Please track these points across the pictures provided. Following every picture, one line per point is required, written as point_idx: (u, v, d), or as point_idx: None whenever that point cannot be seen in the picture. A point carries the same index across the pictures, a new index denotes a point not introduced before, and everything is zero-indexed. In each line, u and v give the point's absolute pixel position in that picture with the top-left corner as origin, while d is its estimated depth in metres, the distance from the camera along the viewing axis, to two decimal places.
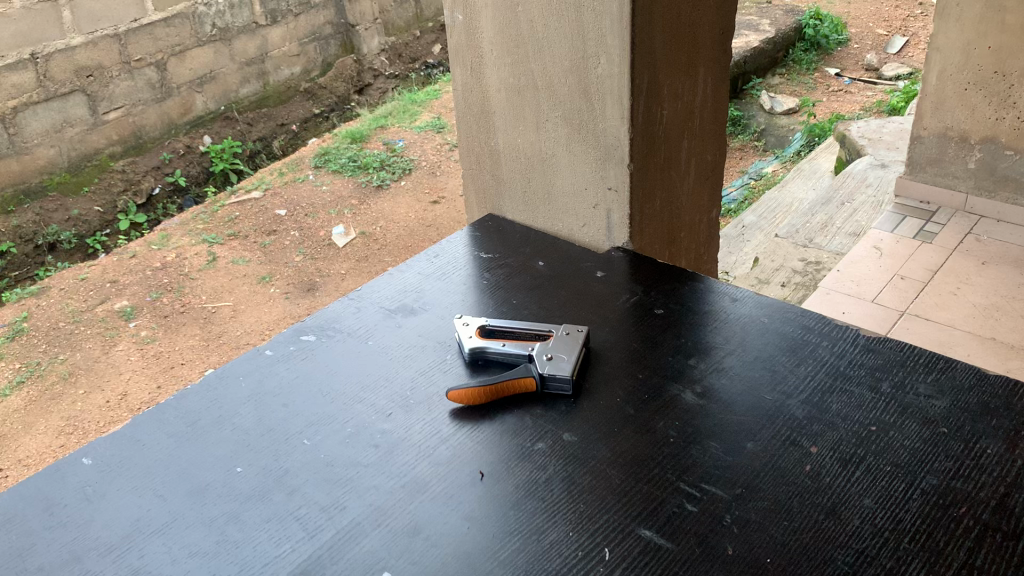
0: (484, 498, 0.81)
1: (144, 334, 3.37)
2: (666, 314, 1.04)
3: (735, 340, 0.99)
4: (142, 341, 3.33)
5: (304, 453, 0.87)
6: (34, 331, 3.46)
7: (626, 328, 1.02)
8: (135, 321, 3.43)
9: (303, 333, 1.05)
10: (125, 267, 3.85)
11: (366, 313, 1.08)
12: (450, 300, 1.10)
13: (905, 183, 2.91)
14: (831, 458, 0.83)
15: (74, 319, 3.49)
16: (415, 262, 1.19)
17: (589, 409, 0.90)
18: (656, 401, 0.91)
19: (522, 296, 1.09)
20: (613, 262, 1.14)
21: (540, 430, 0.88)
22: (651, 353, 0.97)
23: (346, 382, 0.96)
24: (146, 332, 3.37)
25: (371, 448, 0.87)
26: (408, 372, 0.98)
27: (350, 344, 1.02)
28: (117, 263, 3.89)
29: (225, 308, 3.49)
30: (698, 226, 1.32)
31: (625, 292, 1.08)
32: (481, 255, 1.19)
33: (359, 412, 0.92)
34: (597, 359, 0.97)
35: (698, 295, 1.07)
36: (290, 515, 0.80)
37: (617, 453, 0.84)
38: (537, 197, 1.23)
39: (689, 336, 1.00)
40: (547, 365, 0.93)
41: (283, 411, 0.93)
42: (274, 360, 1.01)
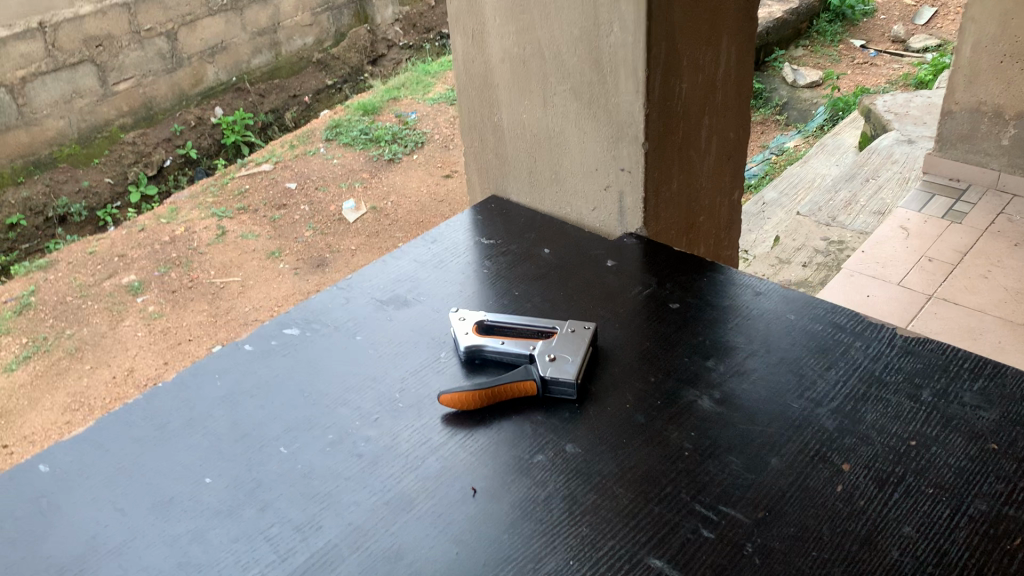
0: (476, 519, 0.72)
1: (151, 310, 3.31)
2: (682, 309, 0.95)
3: (758, 340, 0.90)
4: (149, 317, 3.27)
5: (280, 462, 0.80)
6: (42, 305, 3.41)
7: (638, 325, 0.93)
8: (143, 296, 3.37)
9: (286, 326, 0.97)
10: (133, 241, 3.78)
11: (355, 304, 1.00)
12: (447, 291, 1.01)
13: (934, 160, 2.78)
14: (866, 478, 0.74)
15: (82, 294, 3.43)
16: (410, 248, 1.10)
17: (594, 416, 0.82)
18: (669, 409, 0.82)
19: (525, 287, 1.00)
20: (625, 251, 1.05)
21: (541, 440, 0.80)
22: (665, 354, 0.88)
23: (329, 383, 0.88)
24: (153, 307, 3.31)
25: (353, 458, 0.79)
26: (398, 371, 0.89)
27: (336, 341, 0.94)
28: (126, 237, 3.83)
29: (233, 283, 3.42)
30: (719, 211, 1.22)
31: (638, 284, 0.99)
32: (482, 241, 1.10)
33: (342, 417, 0.84)
34: (605, 359, 0.88)
35: (717, 289, 0.98)
36: (260, 535, 0.73)
37: (625, 468, 0.76)
38: (544, 178, 1.14)
39: (707, 335, 0.91)
40: (550, 367, 0.84)
41: (259, 414, 0.85)
42: (254, 356, 0.93)
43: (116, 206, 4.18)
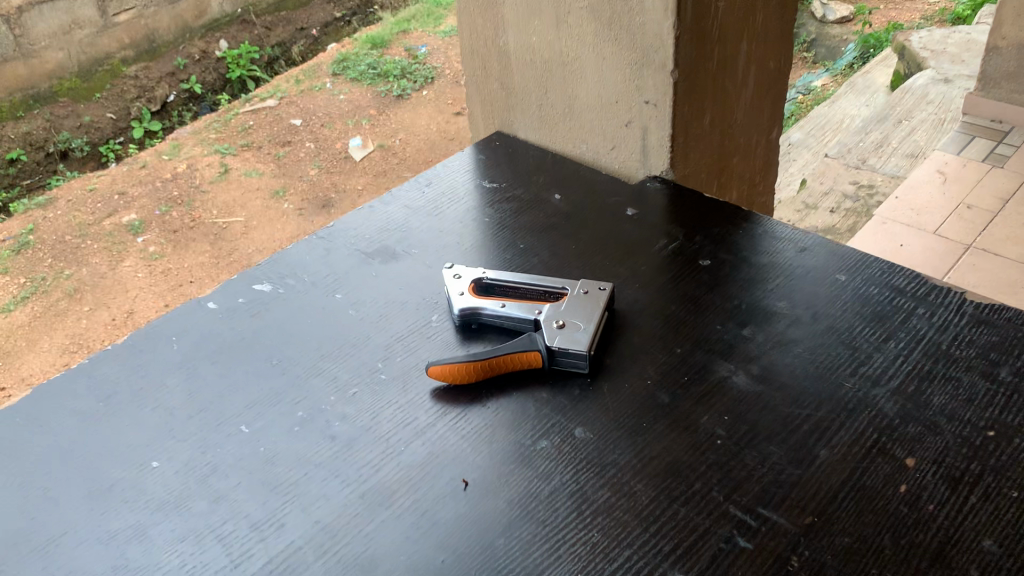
0: (465, 519, 0.61)
1: (152, 250, 3.19)
2: (713, 267, 0.82)
3: (803, 305, 0.77)
4: (150, 258, 3.15)
5: (239, 444, 0.68)
6: (40, 245, 3.30)
7: (661, 285, 0.80)
8: (144, 236, 3.26)
9: (257, 281, 0.85)
10: (134, 178, 3.65)
11: (337, 257, 0.87)
12: (442, 242, 0.88)
13: (976, 101, 2.61)
14: (935, 476, 0.61)
15: (81, 232, 3.31)
16: (402, 191, 0.97)
17: (609, 394, 0.69)
18: (697, 387, 0.69)
19: (532, 239, 0.87)
20: (647, 198, 0.92)
21: (546, 422, 0.67)
22: (693, 320, 0.76)
23: (302, 349, 0.76)
24: (154, 247, 3.19)
25: (325, 441, 0.67)
26: (382, 337, 0.77)
27: (312, 299, 0.82)
28: (126, 173, 3.70)
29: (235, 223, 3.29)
30: (755, 152, 1.08)
31: (662, 237, 0.86)
32: (484, 185, 0.97)
33: (314, 390, 0.72)
34: (623, 325, 0.76)
35: (754, 243, 0.84)
36: (210, 533, 0.62)
37: (645, 459, 0.64)
38: (556, 112, 1.00)
39: (743, 298, 0.78)
40: (557, 336, 0.72)
41: (220, 385, 0.74)
42: (218, 316, 0.81)
43: (118, 141, 4.04)
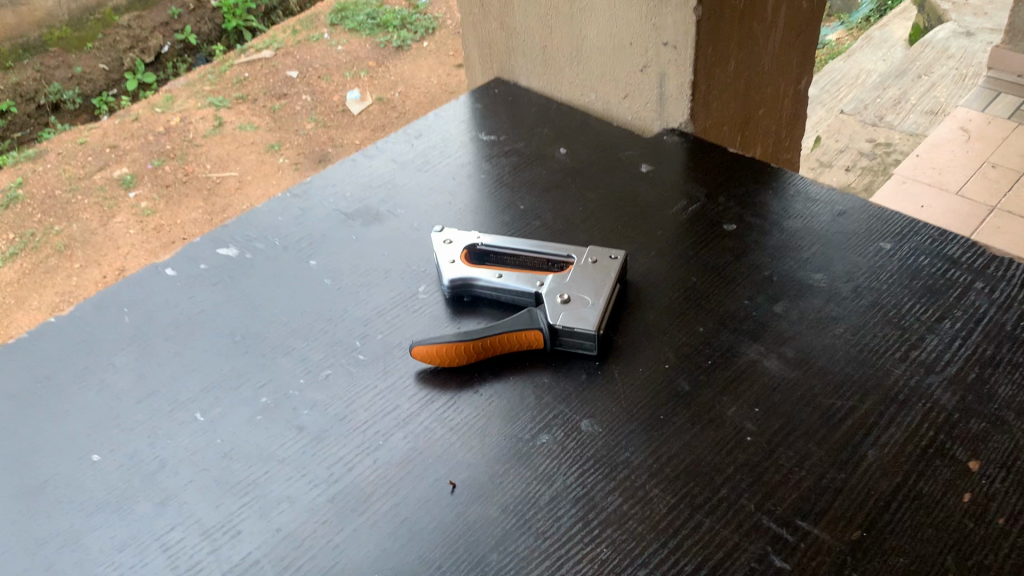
0: (451, 529, 0.52)
1: (144, 206, 2.94)
2: (739, 233, 0.72)
3: (843, 277, 0.67)
4: (142, 214, 2.91)
5: (193, 435, 0.59)
6: (29, 199, 3.07)
7: (681, 253, 0.70)
8: (134, 189, 3.04)
9: (222, 245, 0.75)
10: (126, 130, 3.40)
11: (313, 218, 0.77)
12: (432, 201, 0.78)
13: (1003, 55, 2.47)
14: (1004, 483, 0.52)
15: (70, 186, 3.07)
16: (388, 142, 0.87)
17: (621, 380, 0.60)
18: (723, 373, 0.60)
19: (533, 198, 0.77)
20: (664, 153, 0.82)
21: (547, 412, 0.58)
22: (717, 294, 0.66)
23: (269, 324, 0.67)
24: (146, 201, 2.96)
25: (292, 432, 0.58)
26: (361, 310, 0.67)
27: (283, 267, 0.72)
28: (118, 125, 3.46)
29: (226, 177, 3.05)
30: (783, 104, 0.96)
31: (681, 197, 0.76)
32: (481, 139, 0.86)
33: (281, 372, 0.63)
34: (637, 299, 0.66)
35: (786, 206, 0.74)
36: (155, 542, 0.53)
37: (663, 458, 0.55)
38: (561, 56, 0.89)
39: (774, 269, 0.68)
40: (561, 312, 0.62)
41: (174, 365, 0.64)
42: (176, 284, 0.71)
43: (109, 93, 3.75)
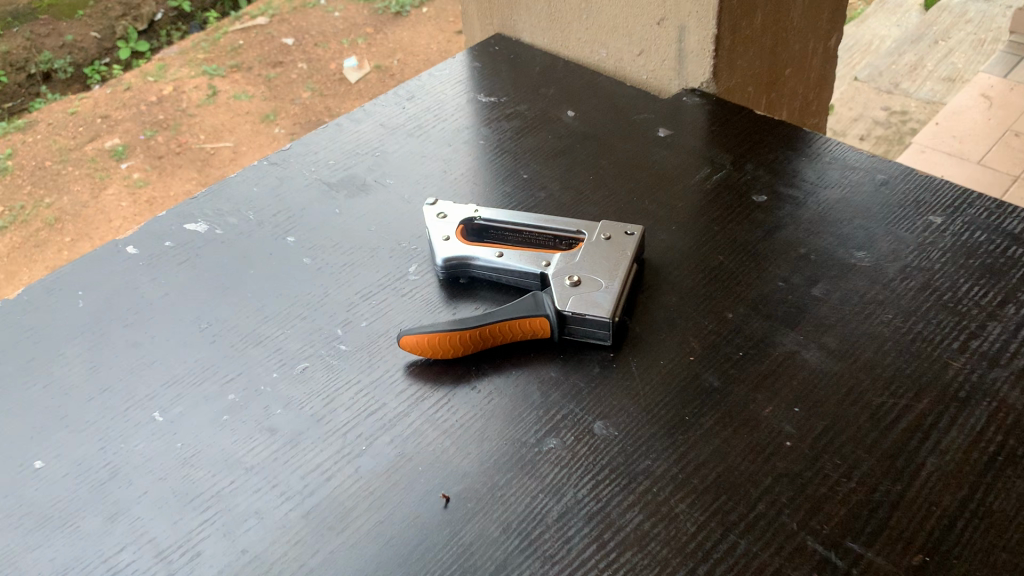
0: (444, 553, 0.44)
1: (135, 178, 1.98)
2: (770, 206, 0.64)
3: (889, 256, 0.59)
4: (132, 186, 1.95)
5: (150, 438, 0.52)
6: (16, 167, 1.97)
7: (704, 228, 0.62)
8: (128, 159, 2.04)
9: (190, 220, 0.67)
10: (117, 99, 2.22)
11: (292, 189, 0.69)
12: (426, 170, 0.70)
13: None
14: None
15: (63, 154, 2.02)
16: (378, 104, 0.79)
17: (639, 375, 0.52)
18: (756, 366, 0.52)
19: (537, 166, 0.69)
20: (681, 115, 0.73)
21: (555, 412, 0.50)
22: (748, 276, 0.58)
23: (239, 311, 0.59)
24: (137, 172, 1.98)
25: (262, 435, 0.51)
26: (346, 293, 0.60)
27: (257, 244, 0.64)
28: (109, 94, 2.25)
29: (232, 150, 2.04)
30: (811, 62, 0.87)
31: (702, 165, 0.68)
32: (480, 102, 0.78)
33: (251, 365, 0.55)
34: (656, 281, 0.58)
35: (821, 174, 0.66)
36: (103, 566, 0.45)
37: (689, 467, 0.47)
38: (569, 8, 0.80)
39: (811, 247, 0.60)
40: (570, 297, 0.54)
41: (130, 356, 0.57)
42: (137, 264, 0.64)
43: (104, 60, 2.40)
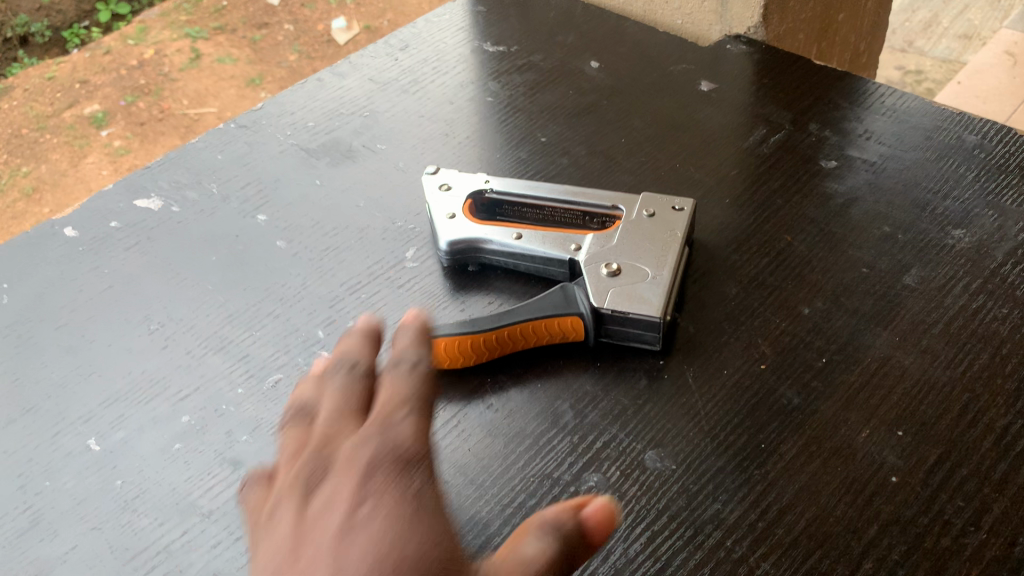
0: None
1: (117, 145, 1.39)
2: (842, 173, 0.52)
3: (995, 235, 0.47)
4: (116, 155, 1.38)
5: (81, 474, 0.41)
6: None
7: (764, 202, 0.51)
8: (109, 127, 1.41)
9: (141, 197, 0.56)
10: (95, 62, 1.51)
11: (264, 157, 0.58)
12: (426, 132, 0.59)
13: None
14: None
15: (38, 122, 1.41)
16: (366, 53, 0.67)
17: (695, 388, 0.42)
18: (843, 377, 0.41)
19: (558, 126, 0.58)
20: (724, 62, 0.62)
21: (593, 439, 0.40)
22: (823, 262, 0.47)
23: (198, 306, 0.48)
24: (119, 140, 1.39)
25: (222, 470, 0.40)
26: (330, 287, 0.49)
27: (221, 223, 0.53)
28: (88, 57, 1.53)
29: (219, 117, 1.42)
30: (866, 5, 0.75)
31: (755, 125, 0.57)
32: (486, 52, 0.66)
33: (211, 378, 0.44)
34: (709, 268, 0.47)
35: (900, 134, 0.55)
36: None
37: (769, 513, 0.37)
38: None
39: (897, 223, 0.49)
40: (609, 290, 0.43)
41: (62, 365, 0.46)
42: (77, 249, 0.52)
43: (83, 22, 1.61)
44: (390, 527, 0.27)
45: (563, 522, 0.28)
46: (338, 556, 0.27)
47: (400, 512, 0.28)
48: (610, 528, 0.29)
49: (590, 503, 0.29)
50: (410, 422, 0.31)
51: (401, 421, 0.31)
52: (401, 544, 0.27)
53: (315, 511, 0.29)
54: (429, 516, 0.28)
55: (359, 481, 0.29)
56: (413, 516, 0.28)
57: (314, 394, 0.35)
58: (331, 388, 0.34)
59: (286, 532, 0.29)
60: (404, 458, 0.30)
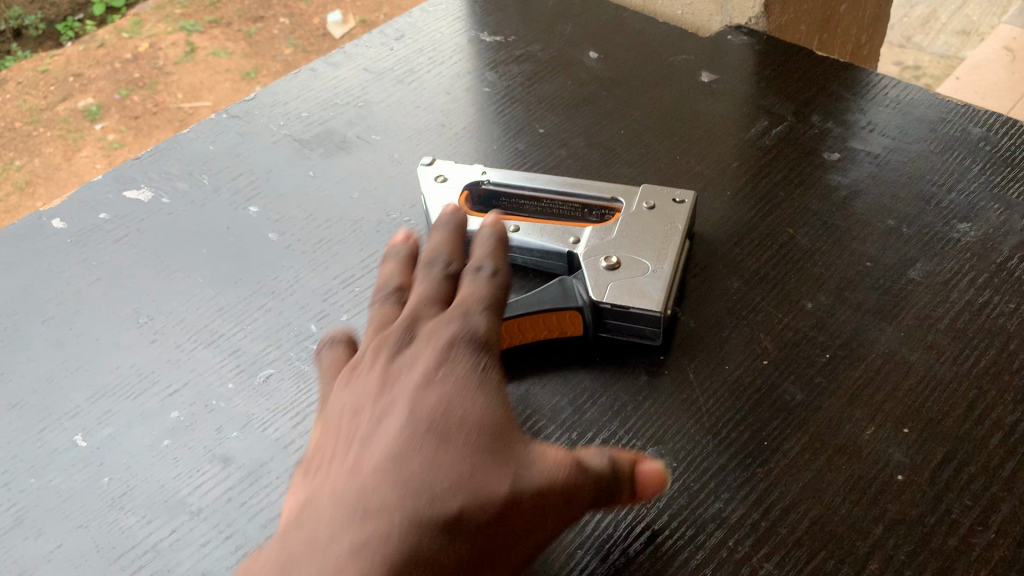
0: None
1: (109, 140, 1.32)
2: (844, 165, 0.52)
3: (1001, 229, 0.47)
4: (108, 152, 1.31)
5: (66, 471, 0.40)
6: None
7: (766, 195, 0.50)
8: (104, 121, 1.32)
9: (131, 189, 0.54)
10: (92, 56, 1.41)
11: (256, 148, 0.57)
12: (422, 123, 0.58)
13: None
14: None
15: (31, 116, 1.33)
16: (361, 43, 0.66)
17: (696, 384, 0.41)
18: (847, 373, 0.41)
19: (556, 117, 0.57)
20: (725, 53, 0.61)
21: (592, 435, 0.39)
22: (826, 256, 0.46)
23: (188, 299, 0.47)
24: (114, 134, 1.31)
25: (212, 467, 0.39)
26: (323, 281, 0.47)
27: (212, 215, 0.52)
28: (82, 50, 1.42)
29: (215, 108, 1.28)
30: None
31: (757, 116, 0.56)
32: (483, 42, 0.65)
33: (201, 373, 0.43)
34: (710, 261, 0.47)
35: (903, 126, 0.54)
36: None
37: (772, 512, 0.36)
38: None
39: (901, 216, 0.48)
40: (609, 283, 0.42)
41: (48, 359, 0.45)
42: (65, 242, 0.51)
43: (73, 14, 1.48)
44: (460, 393, 0.32)
45: (622, 461, 0.32)
46: (416, 402, 0.31)
47: (470, 385, 0.32)
48: (658, 487, 0.33)
49: (645, 463, 0.33)
50: (486, 313, 0.36)
51: (478, 314, 0.35)
52: (468, 408, 0.31)
53: (396, 366, 0.34)
54: (494, 395, 0.32)
55: (439, 354, 0.33)
56: (479, 390, 0.32)
57: (404, 279, 0.39)
58: (424, 276, 0.38)
59: (368, 381, 0.34)
60: (479, 339, 0.34)
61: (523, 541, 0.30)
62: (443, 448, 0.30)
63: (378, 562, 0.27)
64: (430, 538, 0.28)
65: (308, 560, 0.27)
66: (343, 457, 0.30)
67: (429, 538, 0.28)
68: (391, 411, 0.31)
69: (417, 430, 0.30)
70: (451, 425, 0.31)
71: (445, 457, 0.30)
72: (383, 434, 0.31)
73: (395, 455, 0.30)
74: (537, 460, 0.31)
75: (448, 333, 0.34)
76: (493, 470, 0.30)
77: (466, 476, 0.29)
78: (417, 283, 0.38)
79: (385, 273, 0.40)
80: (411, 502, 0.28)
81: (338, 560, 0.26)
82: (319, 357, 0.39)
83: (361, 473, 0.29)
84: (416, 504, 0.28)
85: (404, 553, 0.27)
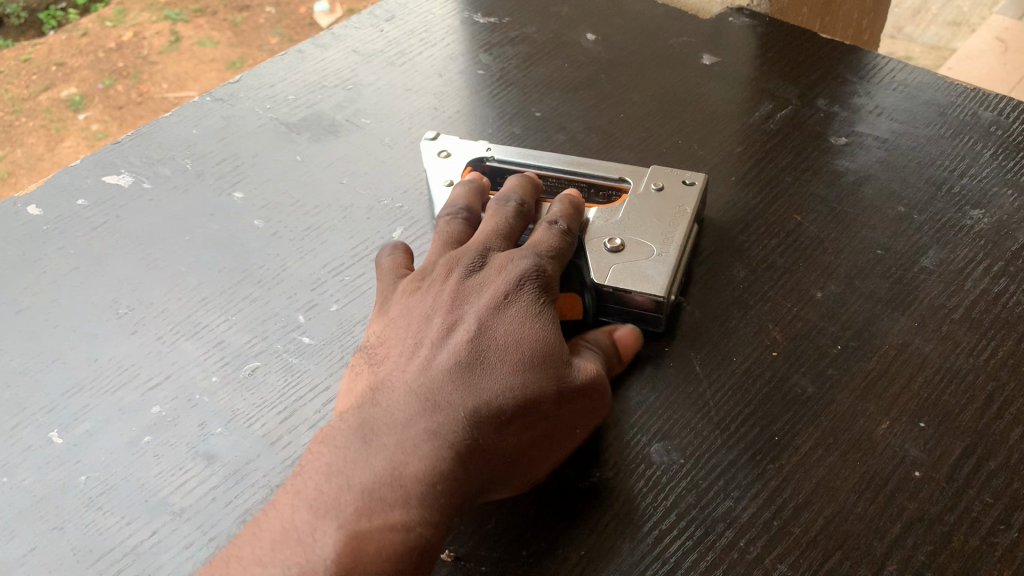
0: None
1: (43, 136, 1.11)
2: (852, 150, 0.50)
3: (1015, 215, 0.45)
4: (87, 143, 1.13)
5: (40, 470, 0.38)
6: None
7: (771, 180, 0.48)
8: (87, 111, 1.16)
9: (111, 175, 0.52)
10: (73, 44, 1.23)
11: (242, 132, 0.55)
12: (414, 107, 0.56)
13: None
14: None
15: (12, 106, 1.15)
16: (350, 25, 0.64)
17: (702, 377, 0.39)
18: (859, 366, 0.39)
19: (554, 101, 0.55)
20: (727, 35, 0.59)
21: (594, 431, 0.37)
22: (835, 244, 0.45)
23: (170, 289, 0.45)
24: (94, 125, 1.14)
25: (195, 465, 0.37)
26: (312, 270, 0.45)
27: (196, 201, 0.50)
28: (65, 40, 1.23)
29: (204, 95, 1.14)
30: None
31: (761, 100, 0.54)
32: (476, 23, 0.63)
33: (183, 365, 0.41)
34: (716, 249, 0.45)
35: (911, 109, 0.52)
36: None
37: (784, 513, 0.34)
38: None
39: (912, 203, 0.46)
40: (611, 267, 0.40)
41: (23, 352, 0.43)
42: (42, 229, 0.49)
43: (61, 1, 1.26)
44: (522, 323, 0.35)
45: (605, 344, 0.39)
46: (486, 326, 0.35)
47: (532, 317, 0.35)
48: (634, 348, 0.39)
49: (619, 332, 0.39)
50: (554, 260, 0.38)
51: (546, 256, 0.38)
52: (532, 338, 0.35)
53: (467, 288, 0.37)
54: (553, 328, 0.35)
55: (510, 285, 0.36)
56: (543, 324, 0.35)
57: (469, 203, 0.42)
58: (495, 209, 0.41)
59: (437, 295, 0.37)
60: (546, 279, 0.37)
61: (557, 445, 0.34)
62: (502, 360, 0.34)
63: (443, 446, 0.32)
64: (486, 430, 0.32)
65: (389, 437, 0.32)
66: (410, 357, 0.35)
67: (484, 434, 0.32)
68: (458, 326, 0.35)
69: (480, 347, 0.34)
70: (515, 349, 0.34)
71: (503, 368, 0.34)
72: (451, 343, 0.35)
73: (462, 362, 0.34)
74: (577, 374, 0.35)
75: (518, 268, 0.37)
76: (542, 383, 0.33)
77: (521, 394, 0.33)
78: (489, 214, 0.41)
79: (455, 195, 0.43)
80: (472, 401, 0.33)
81: (414, 440, 0.32)
82: (379, 259, 0.41)
83: (433, 376, 0.34)
84: (475, 405, 0.33)
85: (465, 443, 0.32)
